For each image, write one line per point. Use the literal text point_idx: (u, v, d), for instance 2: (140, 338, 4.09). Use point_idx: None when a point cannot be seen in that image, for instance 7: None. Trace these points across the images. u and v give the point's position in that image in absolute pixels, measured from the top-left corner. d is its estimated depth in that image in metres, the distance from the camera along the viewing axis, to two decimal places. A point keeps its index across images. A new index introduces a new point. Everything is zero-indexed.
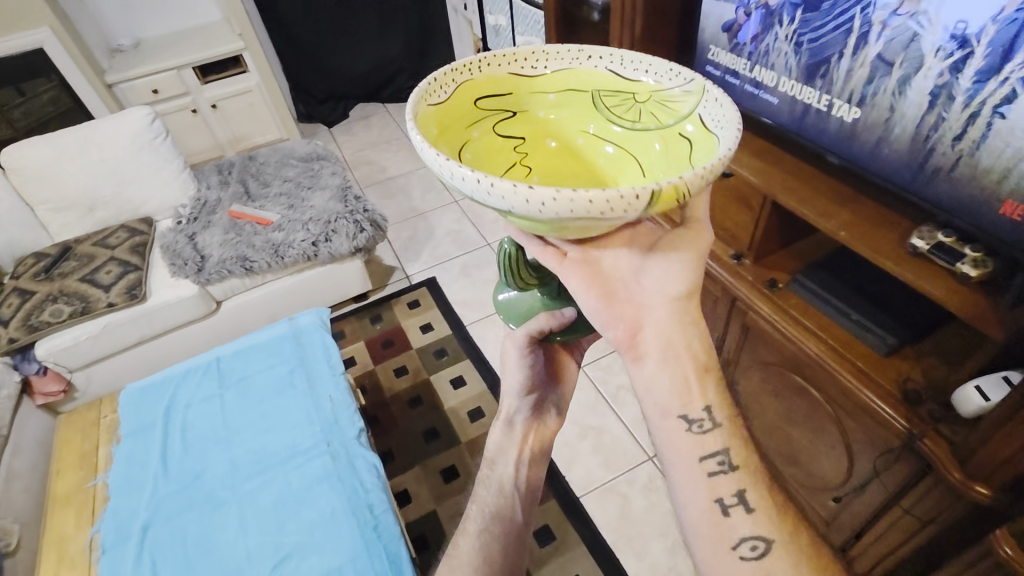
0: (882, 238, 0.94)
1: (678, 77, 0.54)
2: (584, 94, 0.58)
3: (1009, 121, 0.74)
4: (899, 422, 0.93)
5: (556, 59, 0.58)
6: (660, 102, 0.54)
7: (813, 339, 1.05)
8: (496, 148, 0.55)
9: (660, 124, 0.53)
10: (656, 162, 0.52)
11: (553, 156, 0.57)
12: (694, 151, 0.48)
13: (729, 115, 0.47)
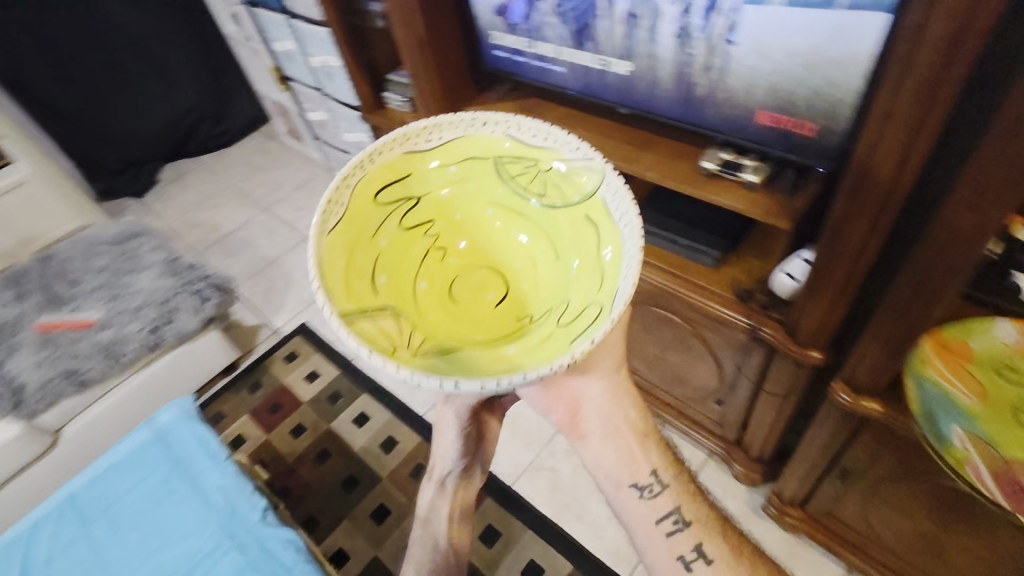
0: (680, 168, 1.05)
1: (576, 149, 0.57)
2: (485, 162, 0.59)
3: (738, 46, 0.85)
4: (740, 318, 1.05)
5: (450, 128, 0.58)
6: (561, 175, 0.58)
7: (655, 269, 1.15)
8: (404, 242, 0.57)
9: (566, 201, 0.58)
10: (569, 244, 0.57)
11: (464, 234, 0.60)
12: (600, 247, 0.54)
13: (632, 216, 0.53)
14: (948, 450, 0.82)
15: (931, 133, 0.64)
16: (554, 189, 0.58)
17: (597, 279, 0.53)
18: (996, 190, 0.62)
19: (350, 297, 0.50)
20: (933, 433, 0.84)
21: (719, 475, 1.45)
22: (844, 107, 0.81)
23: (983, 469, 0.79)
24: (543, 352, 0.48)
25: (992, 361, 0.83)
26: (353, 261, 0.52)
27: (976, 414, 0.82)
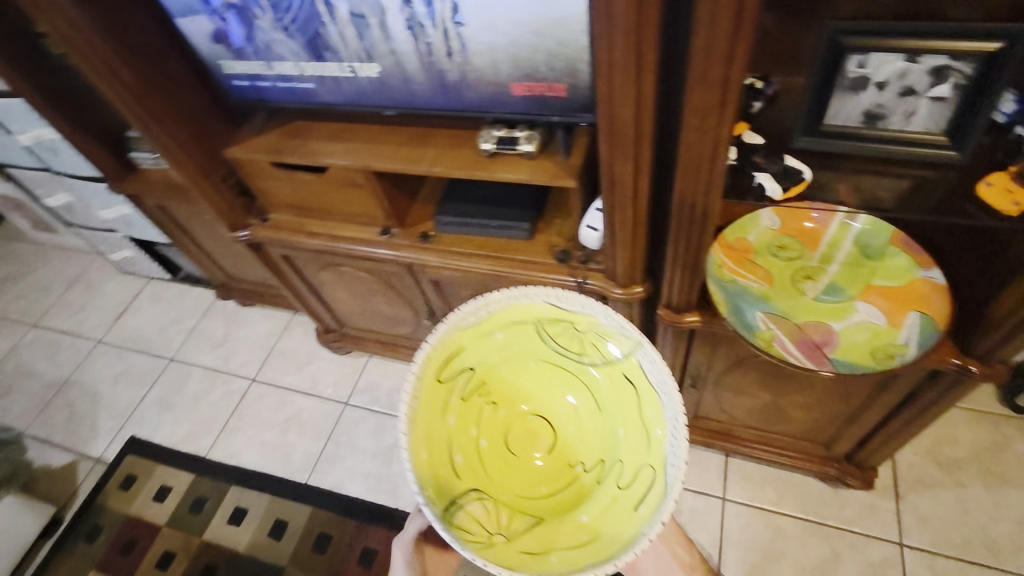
0: (463, 156, 1.04)
1: (610, 319, 0.78)
2: (529, 326, 0.81)
3: (468, 26, 0.85)
4: (566, 279, 1.09)
5: (496, 307, 0.80)
6: (596, 338, 0.79)
7: (482, 256, 1.17)
8: (468, 410, 0.80)
9: (603, 360, 0.80)
10: (612, 401, 0.80)
11: (518, 391, 0.83)
12: (645, 407, 0.77)
13: (669, 386, 0.74)
14: (757, 335, 0.92)
15: (648, 71, 0.68)
16: (590, 350, 0.81)
17: (645, 436, 0.76)
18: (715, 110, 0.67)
19: (450, 489, 0.74)
20: (742, 326, 0.93)
21: None
22: (580, 62, 0.85)
23: (786, 341, 0.90)
24: (608, 516, 0.74)
25: (767, 247, 0.97)
26: (433, 449, 0.75)
27: (767, 296, 0.95)
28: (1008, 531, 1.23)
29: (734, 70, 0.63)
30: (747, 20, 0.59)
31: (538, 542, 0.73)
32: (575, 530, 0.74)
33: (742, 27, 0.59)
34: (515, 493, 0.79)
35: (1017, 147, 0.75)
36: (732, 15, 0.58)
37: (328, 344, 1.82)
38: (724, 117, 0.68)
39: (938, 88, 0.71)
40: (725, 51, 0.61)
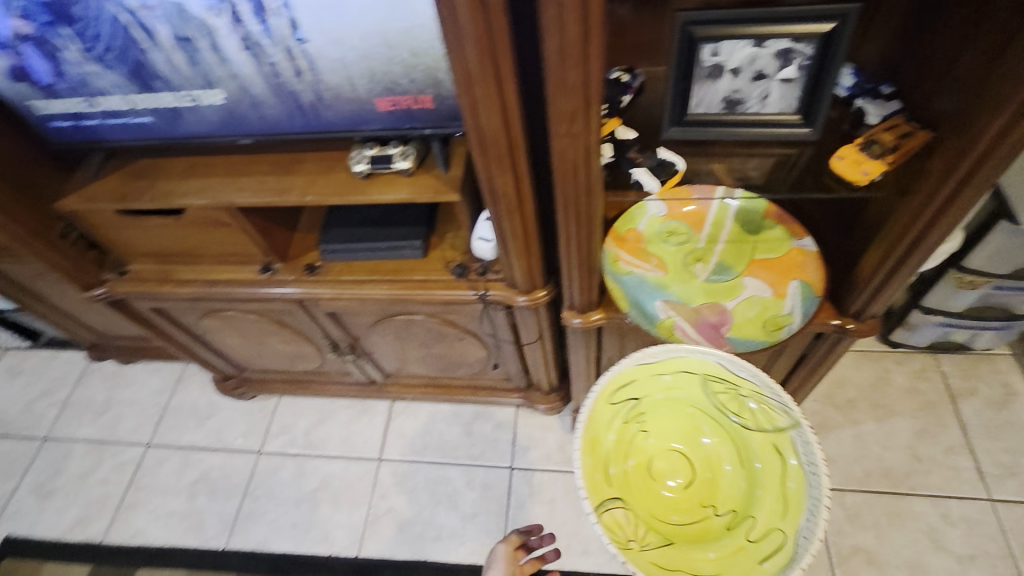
0: (335, 180, 0.96)
1: (774, 392, 0.84)
2: (696, 376, 0.89)
3: (313, 43, 0.78)
4: (468, 293, 1.05)
5: (664, 352, 0.88)
6: (756, 402, 0.86)
7: (378, 280, 1.10)
8: (627, 432, 0.89)
9: (758, 425, 0.87)
10: (758, 465, 0.86)
11: (671, 429, 0.90)
12: (787, 479, 0.83)
13: (819, 463, 0.80)
14: (659, 325, 0.94)
15: (507, 78, 0.64)
16: (754, 416, 0.87)
17: (780, 502, 0.82)
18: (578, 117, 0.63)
19: (602, 494, 0.83)
20: (644, 319, 0.95)
21: (533, 420, 1.55)
22: (440, 72, 0.80)
23: (686, 328, 0.93)
24: (731, 562, 0.81)
25: (658, 235, 0.97)
26: (596, 456, 0.85)
27: (663, 285, 0.96)
28: (900, 456, 1.36)
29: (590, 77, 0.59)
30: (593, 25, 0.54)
31: (663, 560, 0.81)
32: (699, 563, 0.81)
33: (591, 33, 0.55)
34: (656, 514, 0.86)
35: (860, 118, 0.81)
36: (576, 21, 0.53)
37: (228, 392, 1.65)
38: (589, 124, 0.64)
39: (786, 70, 0.74)
40: (576, 58, 0.56)
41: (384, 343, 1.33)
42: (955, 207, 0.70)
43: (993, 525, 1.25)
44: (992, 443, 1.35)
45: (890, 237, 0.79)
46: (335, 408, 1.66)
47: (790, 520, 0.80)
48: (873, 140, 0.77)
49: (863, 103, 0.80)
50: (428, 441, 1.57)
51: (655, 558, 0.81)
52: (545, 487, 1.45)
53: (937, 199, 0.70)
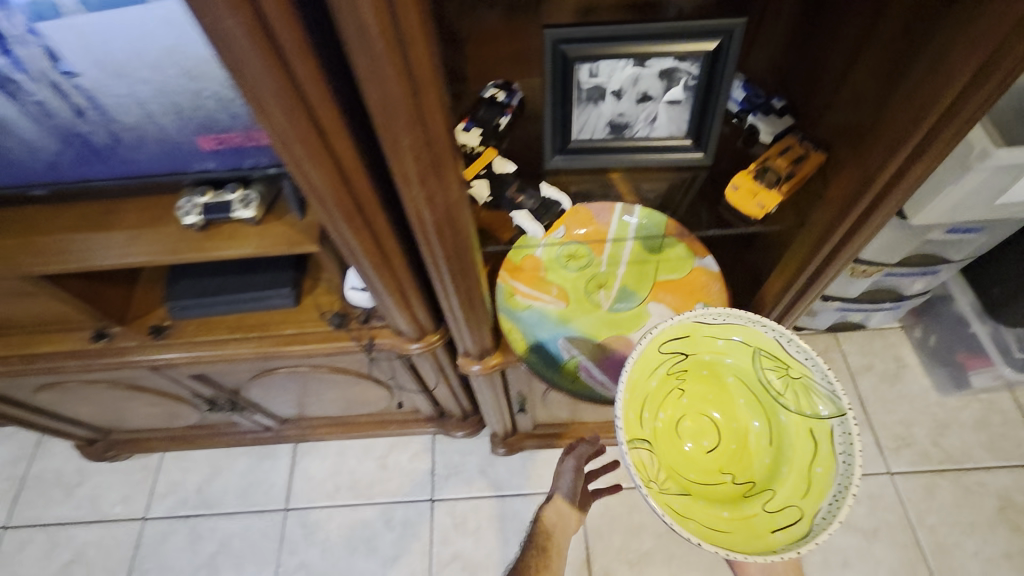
0: (165, 235, 0.79)
1: (826, 377, 0.70)
2: (747, 346, 0.75)
3: (87, 77, 0.60)
4: (351, 345, 0.92)
5: (732, 317, 0.73)
6: (803, 387, 0.72)
7: (243, 338, 0.94)
8: (664, 385, 0.77)
9: (800, 409, 0.73)
10: (789, 442, 0.73)
11: (701, 394, 0.80)
12: (816, 462, 0.70)
13: (854, 463, 0.66)
14: (563, 368, 0.84)
15: (336, 130, 0.51)
16: (797, 398, 0.73)
17: (804, 485, 0.70)
18: (427, 179, 0.51)
19: (635, 431, 0.72)
20: (544, 364, 0.84)
21: (451, 445, 1.45)
22: None
23: (591, 368, 0.84)
24: (741, 526, 0.70)
25: (557, 261, 0.85)
26: (636, 394, 0.72)
27: (564, 319, 0.86)
28: None
29: (433, 133, 0.48)
30: (422, 75, 0.43)
31: (679, 507, 0.70)
32: (712, 518, 0.70)
33: (423, 85, 0.43)
34: (675, 466, 0.76)
35: (753, 135, 0.74)
36: (398, 75, 0.41)
37: (95, 457, 1.42)
38: (443, 183, 0.53)
39: (672, 91, 0.65)
40: (407, 118, 0.44)
41: (270, 393, 1.17)
42: (846, 249, 0.64)
43: (893, 497, 1.32)
44: (888, 417, 1.41)
45: (782, 271, 0.73)
46: (230, 458, 1.48)
47: (811, 501, 0.68)
48: (767, 166, 0.70)
49: (755, 119, 0.73)
50: (339, 481, 1.43)
51: (674, 505, 0.69)
52: (469, 517, 1.37)
53: (828, 240, 0.64)
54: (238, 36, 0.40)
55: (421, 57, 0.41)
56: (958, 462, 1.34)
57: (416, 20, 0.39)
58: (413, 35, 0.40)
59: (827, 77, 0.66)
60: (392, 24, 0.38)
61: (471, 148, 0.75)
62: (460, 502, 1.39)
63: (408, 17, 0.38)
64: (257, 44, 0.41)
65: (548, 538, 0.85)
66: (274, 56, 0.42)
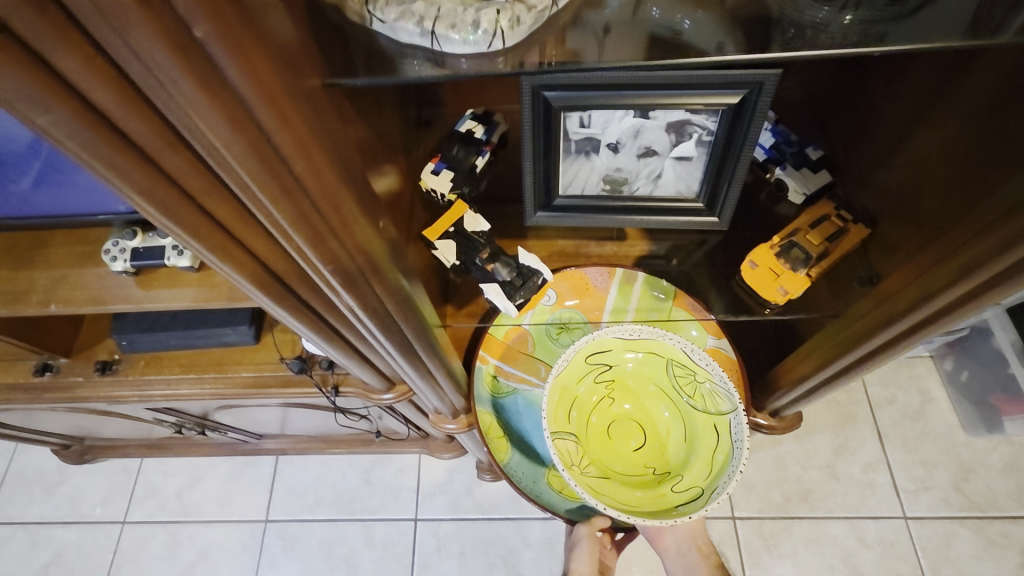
0: (95, 276, 0.69)
1: (724, 381, 0.67)
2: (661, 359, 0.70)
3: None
4: (313, 388, 0.85)
5: (645, 331, 0.69)
6: (705, 390, 0.69)
7: (198, 377, 0.85)
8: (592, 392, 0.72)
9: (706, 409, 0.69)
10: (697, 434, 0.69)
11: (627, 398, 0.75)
12: (719, 450, 0.66)
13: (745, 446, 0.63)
14: (548, 474, 0.72)
15: (238, 221, 0.39)
16: (702, 396, 0.69)
17: (706, 469, 0.66)
18: (351, 284, 0.42)
19: (558, 418, 0.68)
20: (524, 474, 0.72)
21: (437, 463, 1.38)
22: None
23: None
24: (649, 504, 0.65)
25: (545, 336, 0.75)
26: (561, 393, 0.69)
27: None
28: (818, 477, 1.28)
29: (345, 242, 0.38)
30: (316, 190, 0.33)
31: (596, 489, 0.66)
32: (626, 497, 0.66)
33: (324, 200, 0.34)
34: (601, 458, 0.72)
35: (779, 191, 0.59)
36: (282, 198, 0.31)
37: (73, 460, 1.38)
38: (366, 284, 0.44)
39: (682, 147, 0.52)
40: (305, 235, 0.34)
41: (237, 419, 1.09)
42: (883, 358, 0.54)
43: (907, 543, 1.22)
44: (908, 456, 1.29)
45: (800, 359, 0.63)
46: (210, 464, 1.43)
47: (712, 481, 0.65)
48: (794, 242, 0.58)
49: (782, 174, 0.58)
50: (321, 495, 1.38)
51: (590, 482, 0.66)
52: (453, 540, 1.32)
53: (860, 346, 0.54)
54: (67, 140, 0.27)
55: (310, 171, 0.31)
56: (982, 510, 1.23)
57: (298, 132, 0.29)
58: (296, 148, 0.29)
59: (883, 137, 0.53)
60: (263, 144, 0.27)
61: (440, 195, 0.63)
62: (444, 523, 1.33)
63: (286, 131, 0.28)
64: (103, 144, 0.29)
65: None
66: (133, 153, 0.30)
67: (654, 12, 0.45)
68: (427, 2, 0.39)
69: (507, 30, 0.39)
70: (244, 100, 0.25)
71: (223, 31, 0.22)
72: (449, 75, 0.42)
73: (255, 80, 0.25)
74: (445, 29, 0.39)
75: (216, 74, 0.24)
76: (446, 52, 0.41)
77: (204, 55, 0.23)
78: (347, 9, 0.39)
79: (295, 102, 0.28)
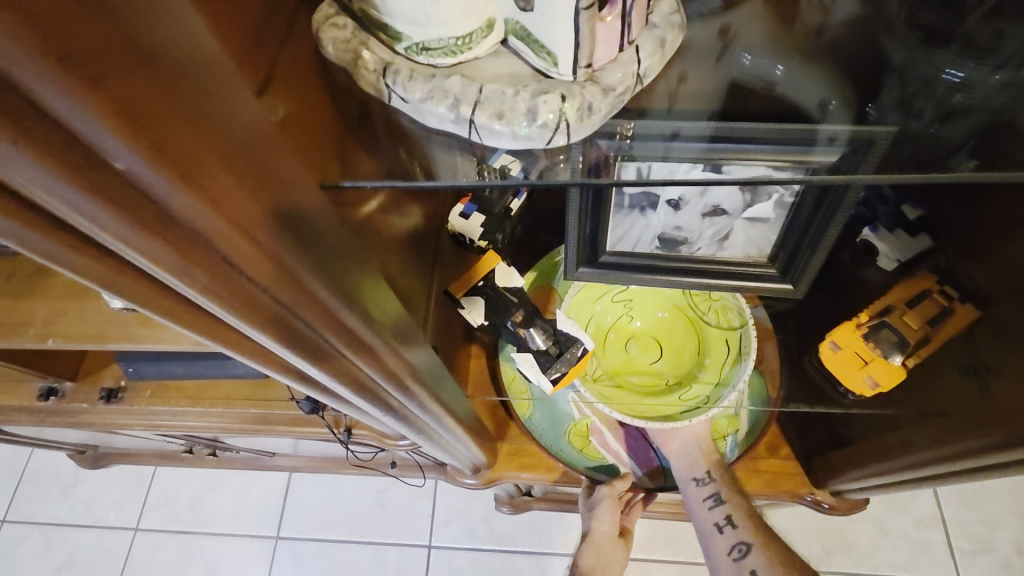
0: (95, 310, 0.64)
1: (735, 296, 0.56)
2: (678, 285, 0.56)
3: None
4: (323, 423, 0.79)
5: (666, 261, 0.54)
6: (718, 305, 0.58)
7: (206, 410, 0.80)
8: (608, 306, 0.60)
9: (718, 322, 0.59)
10: (705, 345, 0.60)
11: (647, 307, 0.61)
12: (727, 364, 0.60)
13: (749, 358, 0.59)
14: (571, 429, 0.67)
15: None
16: (714, 308, 0.58)
17: (715, 379, 0.60)
18: (355, 382, 0.36)
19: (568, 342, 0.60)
20: (547, 430, 0.68)
21: (453, 488, 1.32)
22: None
23: (602, 431, 0.67)
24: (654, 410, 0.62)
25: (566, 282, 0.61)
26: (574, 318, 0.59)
27: None
28: (864, 529, 1.18)
29: (349, 351, 0.32)
30: (307, 309, 0.27)
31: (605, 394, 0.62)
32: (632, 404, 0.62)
33: (317, 321, 0.28)
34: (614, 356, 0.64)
35: (867, 255, 0.50)
36: (263, 322, 0.25)
37: (88, 464, 1.36)
38: (372, 379, 0.38)
39: (756, 208, 0.44)
40: (297, 350, 0.29)
41: (247, 442, 1.04)
42: (963, 479, 0.46)
43: None
44: (967, 513, 1.18)
45: (875, 457, 0.55)
46: (222, 474, 1.40)
47: (718, 392, 0.60)
48: (884, 323, 0.50)
49: (872, 236, 0.49)
50: (334, 514, 1.33)
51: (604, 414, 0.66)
52: (467, 572, 1.26)
53: (939, 463, 0.46)
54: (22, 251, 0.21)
55: (298, 294, 0.25)
56: None
57: (281, 257, 0.23)
58: (278, 276, 0.24)
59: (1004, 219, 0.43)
60: (232, 273, 0.22)
61: (470, 239, 0.56)
62: (458, 553, 1.27)
63: (264, 259, 0.22)
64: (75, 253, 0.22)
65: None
66: (113, 260, 0.23)
67: (743, 58, 0.37)
68: (466, 78, 0.29)
69: (573, 122, 0.29)
70: (200, 231, 0.19)
71: (160, 160, 0.16)
72: (488, 175, 0.34)
73: (216, 208, 0.19)
74: (489, 118, 0.29)
75: (160, 204, 0.18)
76: (485, 144, 0.31)
77: (136, 187, 0.17)
78: (360, 78, 0.30)
79: (281, 222, 0.22)
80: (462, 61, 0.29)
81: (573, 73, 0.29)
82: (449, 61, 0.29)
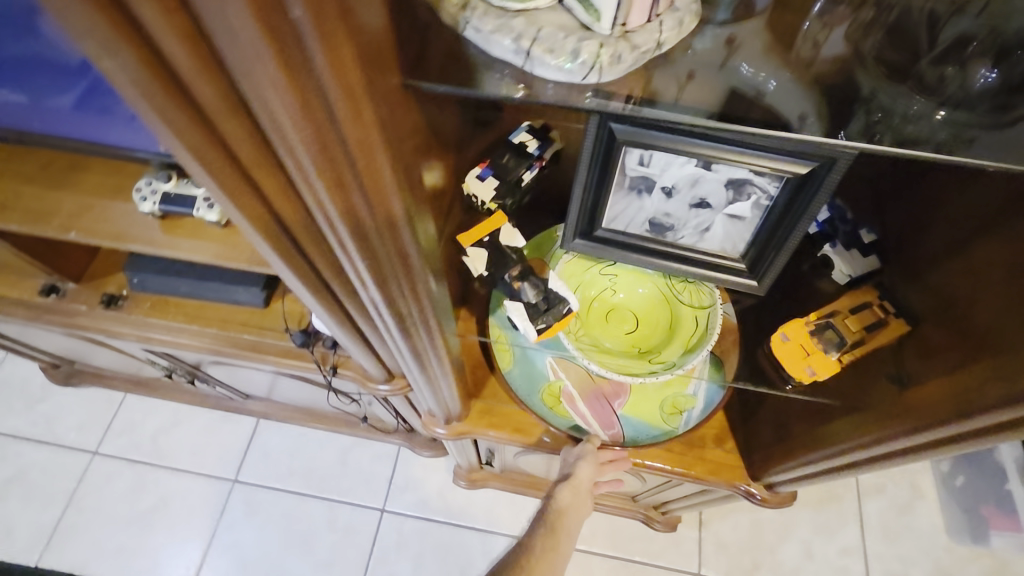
0: (120, 212, 0.68)
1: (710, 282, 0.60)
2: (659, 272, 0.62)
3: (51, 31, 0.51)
4: (311, 360, 0.84)
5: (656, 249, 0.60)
6: (693, 289, 0.64)
7: (200, 329, 0.84)
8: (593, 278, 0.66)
9: (691, 305, 0.65)
10: (676, 320, 0.67)
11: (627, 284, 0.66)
12: (694, 338, 0.67)
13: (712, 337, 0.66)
14: (544, 389, 0.74)
15: None
16: (690, 292, 0.64)
17: (682, 348, 0.67)
18: (381, 280, 0.41)
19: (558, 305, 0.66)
20: (525, 385, 0.74)
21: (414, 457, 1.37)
22: None
23: (575, 400, 0.73)
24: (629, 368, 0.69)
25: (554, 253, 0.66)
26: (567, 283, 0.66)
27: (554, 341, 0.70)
28: (792, 551, 1.25)
29: (387, 242, 0.37)
30: (371, 185, 0.32)
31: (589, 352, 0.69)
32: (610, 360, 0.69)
33: (376, 198, 0.33)
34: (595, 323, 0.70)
35: (823, 266, 0.59)
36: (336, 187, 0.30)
37: (59, 381, 1.38)
38: (394, 283, 0.42)
39: (735, 207, 0.50)
40: (350, 226, 0.34)
41: (226, 375, 1.08)
42: (892, 462, 0.53)
43: None
44: (887, 548, 1.26)
45: (809, 446, 0.61)
46: (190, 412, 1.42)
47: (684, 357, 0.67)
48: (829, 323, 0.57)
49: (831, 251, 0.57)
50: (294, 465, 1.37)
51: (579, 375, 0.72)
52: (415, 540, 1.30)
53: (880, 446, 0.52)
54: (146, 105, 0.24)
55: (367, 168, 0.30)
56: None
57: (367, 128, 0.28)
58: (361, 145, 0.29)
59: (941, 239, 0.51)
60: (329, 131, 0.27)
61: (480, 201, 0.61)
62: (409, 521, 1.31)
63: (356, 125, 0.28)
64: None
65: (557, 520, 0.72)
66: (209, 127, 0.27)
67: (741, 68, 0.44)
68: (529, 21, 0.36)
69: (606, 66, 0.37)
70: (322, 85, 0.25)
71: (317, 14, 0.22)
72: (529, 95, 0.40)
73: (336, 66, 0.24)
74: (542, 52, 0.36)
75: (299, 55, 0.23)
76: (535, 75, 0.38)
77: (294, 35, 0.22)
78: (444, 11, 0.37)
79: (372, 96, 0.28)
80: (528, 9, 0.36)
81: (610, 28, 0.35)
82: (518, 6, 0.36)
